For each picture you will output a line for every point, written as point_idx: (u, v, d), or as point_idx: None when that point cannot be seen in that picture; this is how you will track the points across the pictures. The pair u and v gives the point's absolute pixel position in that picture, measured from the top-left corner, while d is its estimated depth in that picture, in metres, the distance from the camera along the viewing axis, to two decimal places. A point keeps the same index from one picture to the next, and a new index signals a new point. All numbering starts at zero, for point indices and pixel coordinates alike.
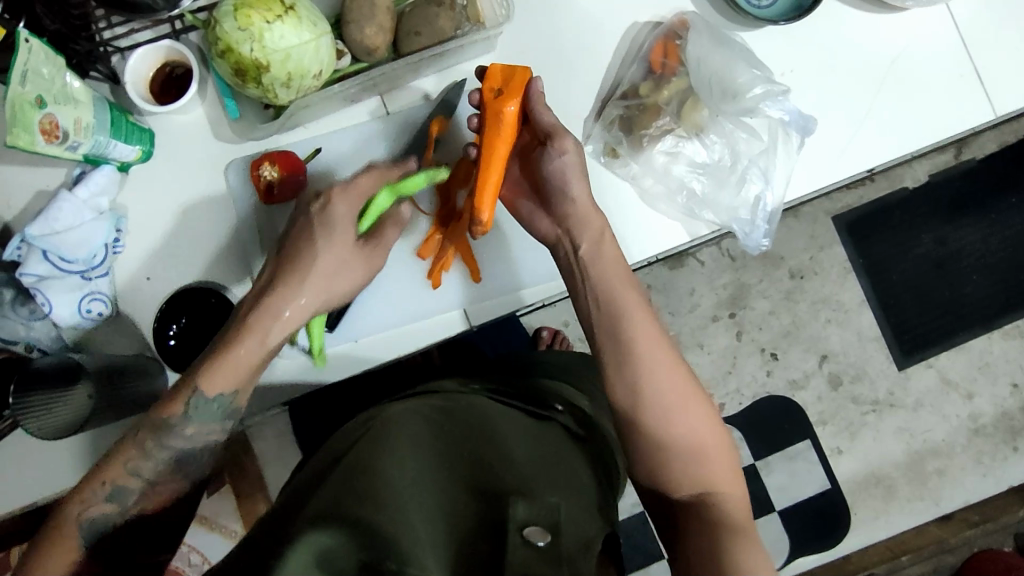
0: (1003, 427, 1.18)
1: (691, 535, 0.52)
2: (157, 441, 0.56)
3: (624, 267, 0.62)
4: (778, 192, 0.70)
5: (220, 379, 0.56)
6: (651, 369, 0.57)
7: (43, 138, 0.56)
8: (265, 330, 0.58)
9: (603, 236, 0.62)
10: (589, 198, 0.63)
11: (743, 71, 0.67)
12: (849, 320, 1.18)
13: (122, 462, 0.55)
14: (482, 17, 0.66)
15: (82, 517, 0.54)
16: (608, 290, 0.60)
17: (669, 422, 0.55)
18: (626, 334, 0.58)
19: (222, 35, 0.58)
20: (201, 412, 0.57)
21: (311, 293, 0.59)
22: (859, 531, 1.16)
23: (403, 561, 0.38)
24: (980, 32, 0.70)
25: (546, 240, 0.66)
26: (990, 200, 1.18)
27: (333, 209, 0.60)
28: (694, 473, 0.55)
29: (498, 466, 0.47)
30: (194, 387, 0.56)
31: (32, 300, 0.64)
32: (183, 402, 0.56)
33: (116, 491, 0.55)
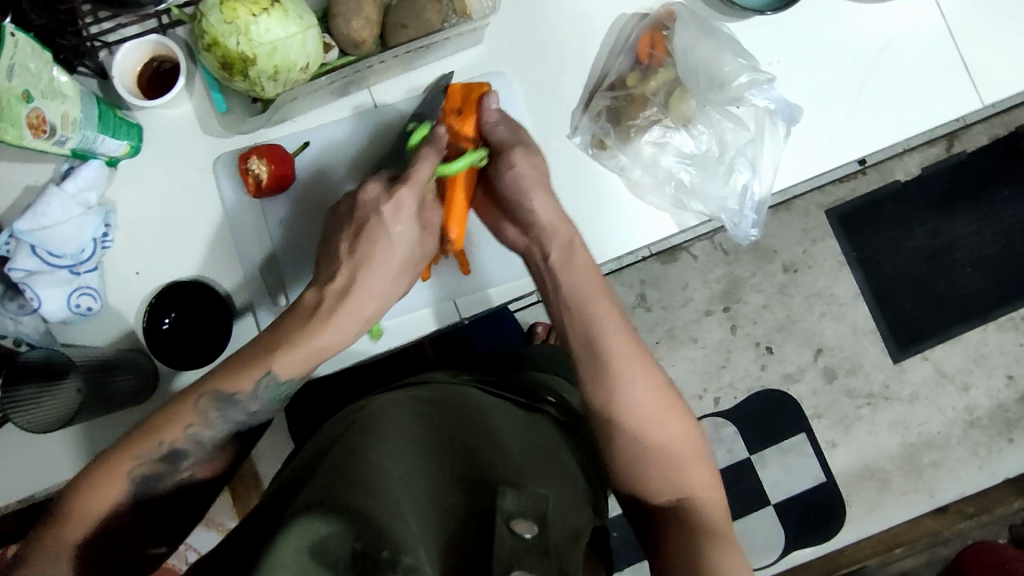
0: (997, 419, 1.18)
1: (670, 533, 0.51)
2: (220, 410, 0.55)
3: (597, 275, 0.60)
4: (765, 182, 0.70)
5: (294, 368, 0.56)
6: (622, 380, 0.56)
7: (30, 133, 0.56)
8: (337, 328, 0.57)
9: (572, 243, 0.61)
10: (554, 206, 0.61)
11: (729, 60, 0.67)
12: (843, 313, 1.18)
13: (182, 424, 0.53)
14: (469, 9, 0.66)
15: (131, 473, 0.52)
16: (578, 298, 0.59)
17: (644, 428, 0.55)
18: (599, 344, 0.57)
19: (208, 28, 0.58)
20: (268, 393, 0.56)
21: (381, 290, 0.59)
22: (855, 524, 1.16)
23: (397, 550, 0.37)
24: (967, 23, 0.70)
25: (516, 247, 0.64)
26: (982, 192, 1.18)
27: (406, 208, 0.58)
28: (672, 478, 0.55)
29: (488, 458, 0.47)
30: (268, 370, 0.55)
31: (21, 295, 0.64)
32: (252, 382, 0.55)
33: (172, 453, 0.53)
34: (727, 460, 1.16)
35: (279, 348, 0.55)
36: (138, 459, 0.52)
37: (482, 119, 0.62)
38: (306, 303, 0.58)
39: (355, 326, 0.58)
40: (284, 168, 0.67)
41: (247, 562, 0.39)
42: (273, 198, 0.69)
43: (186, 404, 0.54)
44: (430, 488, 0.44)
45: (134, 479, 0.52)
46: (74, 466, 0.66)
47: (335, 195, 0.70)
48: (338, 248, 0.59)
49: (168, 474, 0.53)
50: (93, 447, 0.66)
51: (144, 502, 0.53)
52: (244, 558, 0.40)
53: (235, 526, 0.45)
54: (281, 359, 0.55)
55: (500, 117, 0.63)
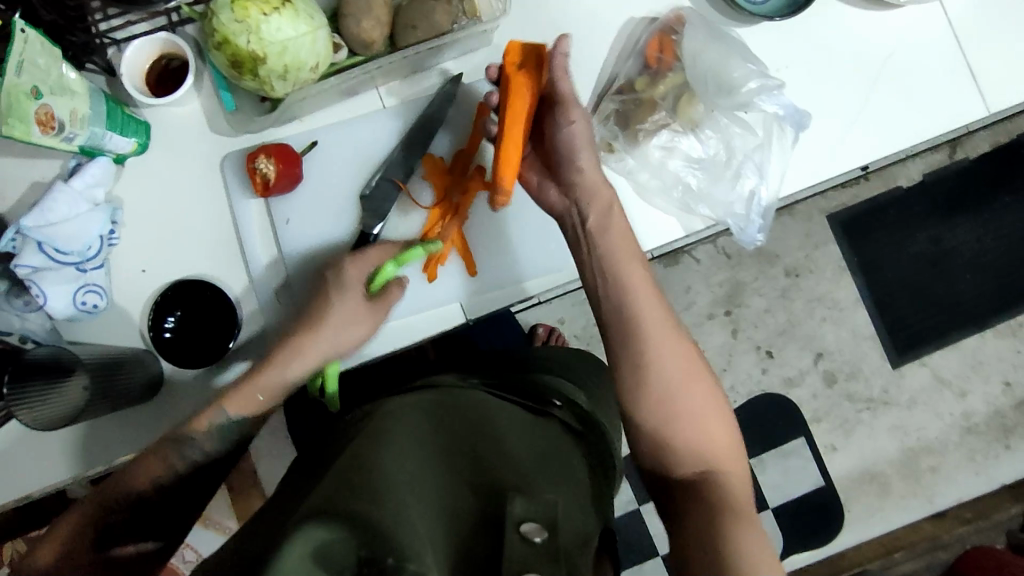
0: (995, 425, 1.19)
1: (689, 504, 0.51)
2: (181, 454, 0.58)
3: (633, 243, 0.63)
4: (773, 187, 0.70)
5: (242, 404, 0.60)
6: (657, 343, 0.58)
7: (40, 129, 0.56)
8: (289, 364, 0.62)
9: (612, 207, 0.63)
10: (598, 171, 0.64)
11: (738, 65, 0.67)
12: (844, 318, 1.18)
13: (145, 473, 0.56)
14: (479, 11, 0.66)
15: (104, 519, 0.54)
16: (615, 261, 0.61)
17: (673, 396, 0.56)
18: (630, 306, 0.59)
19: (219, 26, 0.58)
20: (220, 431, 0.60)
21: (330, 343, 0.62)
22: (853, 528, 1.16)
23: (402, 557, 0.37)
24: (974, 31, 0.70)
25: (553, 213, 0.66)
26: (983, 199, 1.18)
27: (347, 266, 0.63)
28: (695, 452, 0.54)
29: (497, 464, 0.47)
30: (218, 406, 0.60)
31: (27, 292, 0.64)
32: (207, 423, 0.59)
33: (140, 495, 0.56)
34: None
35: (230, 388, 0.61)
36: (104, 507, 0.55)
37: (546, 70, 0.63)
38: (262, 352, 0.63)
39: (305, 368, 0.62)
40: (293, 168, 0.67)
41: (253, 569, 0.39)
42: (280, 198, 0.69)
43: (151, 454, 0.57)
44: (439, 494, 0.44)
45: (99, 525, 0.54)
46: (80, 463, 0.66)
47: (343, 195, 0.70)
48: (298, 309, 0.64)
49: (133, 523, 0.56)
50: (98, 444, 0.66)
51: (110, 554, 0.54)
52: (250, 564, 0.40)
53: (233, 533, 0.46)
54: (231, 397, 0.60)
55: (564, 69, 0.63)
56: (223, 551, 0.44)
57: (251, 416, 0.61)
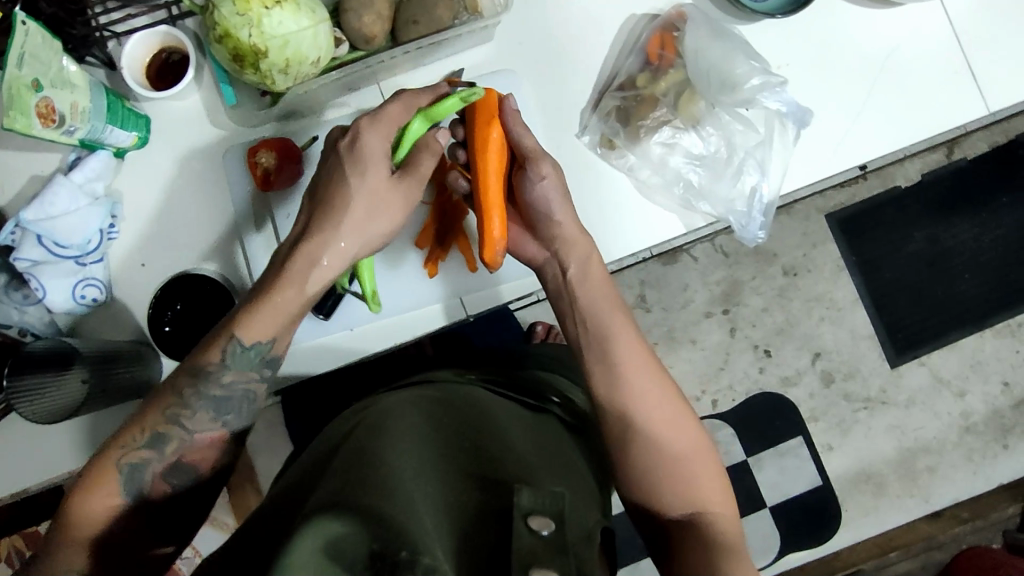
0: (993, 425, 1.19)
1: (685, 547, 0.50)
2: (198, 386, 0.54)
3: (612, 289, 0.62)
4: (773, 185, 0.70)
5: (258, 323, 0.55)
6: (637, 389, 0.57)
7: (40, 122, 0.56)
8: (308, 276, 0.57)
9: (591, 257, 0.63)
10: (574, 220, 0.63)
11: (742, 62, 0.67)
12: (842, 317, 1.18)
13: (162, 407, 0.53)
14: (480, 7, 0.66)
15: (120, 464, 0.52)
16: (595, 306, 0.61)
17: (655, 438, 0.55)
18: (612, 341, 0.59)
19: (220, 20, 0.57)
20: (241, 359, 0.55)
21: (349, 232, 0.58)
22: (850, 527, 1.16)
23: (415, 551, 0.37)
24: (974, 31, 0.71)
25: (534, 265, 0.65)
26: (982, 200, 1.19)
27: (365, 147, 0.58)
28: (683, 494, 0.54)
29: (499, 458, 0.47)
30: (232, 335, 0.54)
31: (25, 286, 0.64)
32: (221, 350, 0.54)
33: (156, 438, 0.53)
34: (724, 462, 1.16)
35: (240, 313, 0.55)
36: (123, 447, 0.52)
37: (505, 123, 0.62)
38: (278, 257, 0.58)
39: (316, 269, 0.57)
40: (294, 163, 0.67)
41: (262, 563, 0.39)
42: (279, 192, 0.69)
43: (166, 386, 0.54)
44: (443, 487, 0.44)
45: (122, 465, 0.51)
46: (77, 458, 0.66)
47: None
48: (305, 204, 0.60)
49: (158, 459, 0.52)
50: (95, 440, 0.66)
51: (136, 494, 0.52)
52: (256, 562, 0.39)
53: (230, 538, 0.45)
54: (244, 320, 0.55)
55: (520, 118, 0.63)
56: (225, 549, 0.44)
57: (270, 332, 0.55)
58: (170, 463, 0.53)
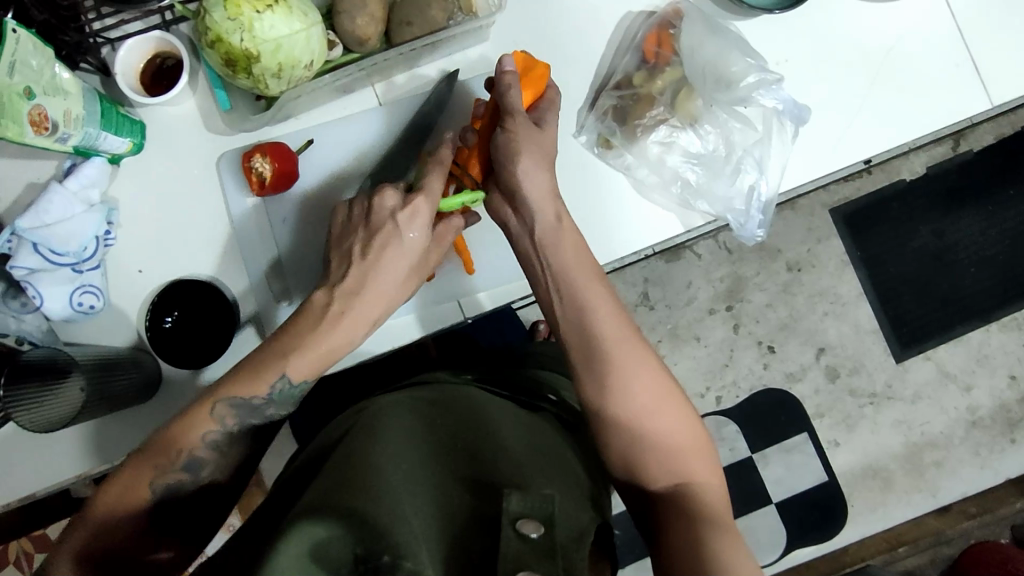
0: (1000, 419, 1.18)
1: (665, 523, 0.49)
2: (237, 415, 0.54)
3: (589, 257, 0.60)
4: (772, 183, 0.69)
5: (308, 370, 0.55)
6: (622, 369, 0.55)
7: (32, 130, 0.56)
8: (346, 332, 0.57)
9: (560, 219, 0.61)
10: (541, 183, 0.61)
11: (736, 59, 0.67)
12: (846, 312, 1.18)
13: (199, 432, 0.53)
14: (475, 7, 0.65)
15: (154, 484, 0.51)
16: (564, 274, 0.59)
17: (641, 416, 0.54)
18: (591, 320, 0.57)
19: (212, 25, 0.57)
20: (284, 395, 0.55)
21: (390, 293, 0.59)
22: (856, 523, 1.16)
23: (398, 555, 0.38)
24: (976, 23, 0.70)
25: (499, 219, 0.63)
26: (988, 192, 1.17)
27: (420, 218, 0.60)
28: (671, 465, 0.53)
29: (493, 459, 0.47)
30: (282, 373, 0.54)
31: (23, 293, 0.64)
32: (268, 385, 0.54)
33: (191, 461, 0.52)
34: (729, 459, 1.16)
35: (293, 353, 0.55)
36: (157, 469, 0.51)
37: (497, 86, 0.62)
38: (316, 303, 0.58)
39: (365, 327, 0.58)
40: (289, 167, 0.67)
41: (247, 563, 0.39)
42: (275, 196, 0.69)
43: (202, 410, 0.53)
44: (435, 488, 0.44)
45: (155, 488, 0.51)
46: (80, 462, 0.66)
47: (339, 195, 0.70)
48: (351, 248, 0.59)
49: (188, 483, 0.53)
50: (94, 446, 0.66)
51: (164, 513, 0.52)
52: (244, 561, 0.39)
53: (240, 528, 0.45)
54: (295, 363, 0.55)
55: (511, 84, 0.61)
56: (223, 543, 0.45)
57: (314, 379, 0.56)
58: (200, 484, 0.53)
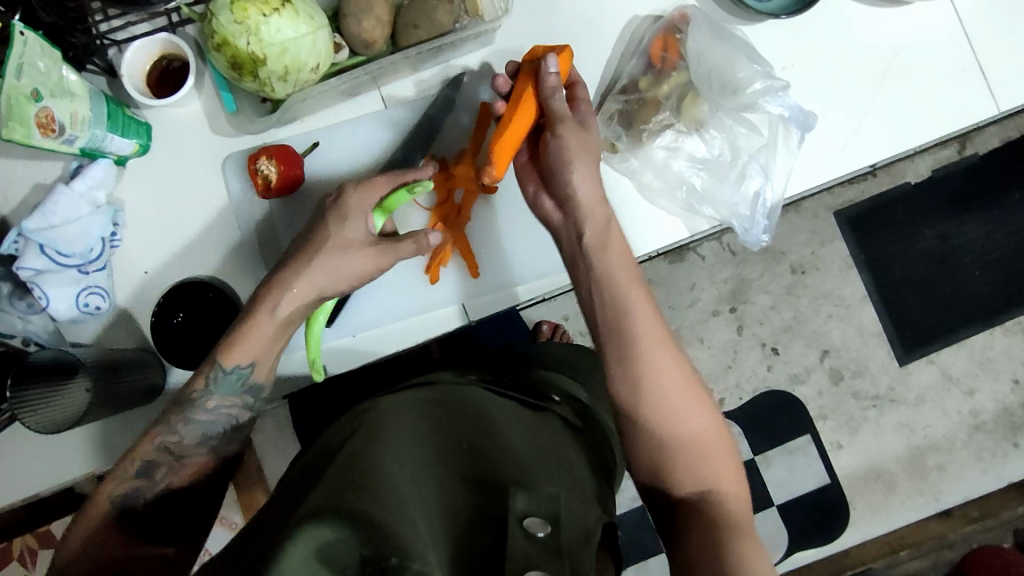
0: (1003, 423, 1.18)
1: (688, 525, 0.50)
2: (181, 414, 0.57)
3: (631, 262, 0.60)
4: (777, 188, 0.70)
5: (241, 353, 0.58)
6: (655, 368, 0.55)
7: (39, 132, 0.56)
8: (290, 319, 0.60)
9: (608, 226, 0.61)
10: (593, 186, 0.61)
11: (743, 66, 0.67)
12: (850, 315, 1.17)
13: (148, 437, 0.57)
14: (481, 10, 0.66)
15: (110, 495, 0.54)
16: (610, 279, 0.59)
17: (671, 420, 0.55)
18: (629, 319, 0.57)
19: (219, 28, 0.57)
20: (223, 385, 0.59)
21: (338, 273, 0.60)
22: (858, 526, 1.16)
23: (406, 556, 0.36)
24: (983, 28, 0.69)
25: (546, 222, 0.64)
26: (993, 196, 1.17)
27: (348, 203, 0.61)
28: (697, 470, 0.53)
29: (497, 456, 0.47)
30: (215, 363, 0.58)
31: (29, 294, 0.64)
32: (203, 378, 0.58)
33: (144, 467, 0.56)
34: None
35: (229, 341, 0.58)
36: (114, 481, 0.55)
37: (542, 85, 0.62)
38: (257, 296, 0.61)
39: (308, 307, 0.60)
40: (294, 170, 0.67)
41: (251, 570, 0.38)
42: (281, 198, 0.69)
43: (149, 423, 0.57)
44: (437, 491, 0.44)
45: (113, 498, 0.54)
46: (86, 462, 0.66)
47: None
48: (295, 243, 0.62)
49: (147, 488, 0.55)
50: (99, 446, 0.66)
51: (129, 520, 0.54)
52: (250, 566, 0.39)
53: (240, 534, 0.45)
54: (228, 348, 0.58)
55: (557, 83, 0.62)
56: (228, 545, 0.44)
57: (251, 361, 0.59)
58: (159, 489, 0.56)
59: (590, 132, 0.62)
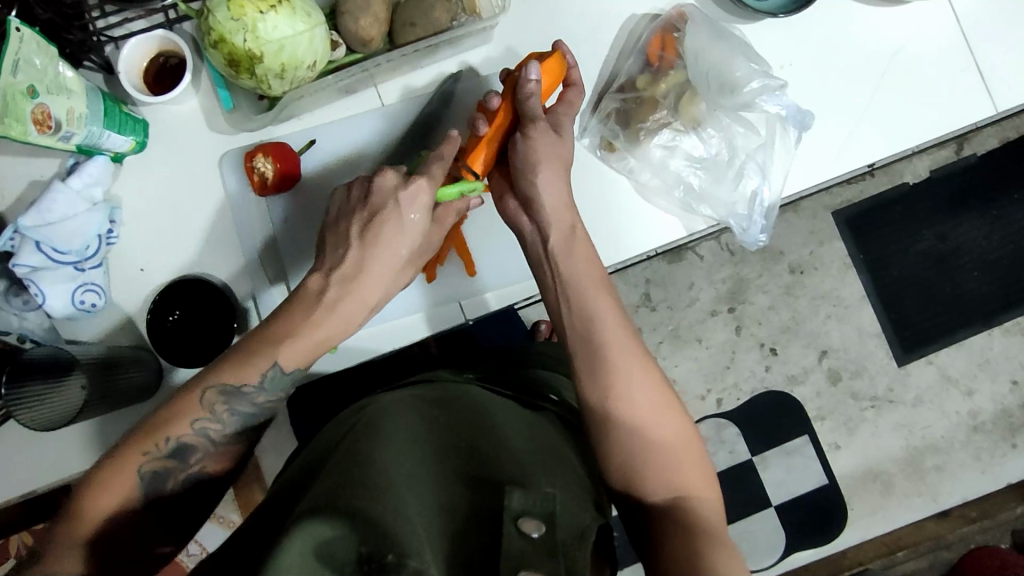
0: (1002, 424, 1.18)
1: (662, 535, 0.49)
2: (227, 401, 0.54)
3: (597, 269, 0.62)
4: (775, 187, 0.69)
5: (300, 357, 0.56)
6: (622, 374, 0.56)
7: (35, 129, 0.56)
8: (339, 320, 0.58)
9: (574, 231, 0.62)
10: (559, 190, 0.62)
11: (741, 65, 0.67)
12: (848, 315, 1.17)
13: (189, 417, 0.52)
14: (478, 8, 0.66)
15: (141, 470, 0.51)
16: (575, 288, 0.60)
17: (639, 428, 0.54)
18: (597, 323, 0.58)
19: (215, 25, 0.57)
20: (275, 382, 0.56)
21: (388, 273, 0.61)
22: (856, 527, 1.16)
23: (403, 553, 0.37)
24: (982, 28, 0.69)
25: (513, 225, 0.65)
26: (992, 196, 1.17)
27: (418, 198, 0.60)
28: (662, 476, 0.53)
29: (495, 455, 0.47)
30: (274, 362, 0.55)
31: (25, 291, 0.65)
32: (259, 373, 0.54)
33: (179, 448, 0.52)
34: (729, 461, 1.16)
35: (285, 339, 0.56)
36: (145, 455, 0.51)
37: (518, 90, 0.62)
38: (309, 289, 0.58)
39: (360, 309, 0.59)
40: (290, 167, 0.67)
41: (250, 567, 0.38)
42: (278, 195, 0.69)
43: (192, 397, 0.53)
44: (436, 487, 0.44)
45: (142, 475, 0.51)
46: (81, 459, 0.66)
47: None
48: (349, 229, 0.60)
49: (177, 470, 0.52)
50: (94, 443, 0.66)
51: (151, 502, 0.52)
52: (247, 564, 0.39)
53: (234, 533, 0.45)
54: (289, 349, 0.56)
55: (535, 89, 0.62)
56: (227, 540, 0.44)
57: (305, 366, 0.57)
58: (189, 472, 0.53)
59: (565, 142, 0.64)
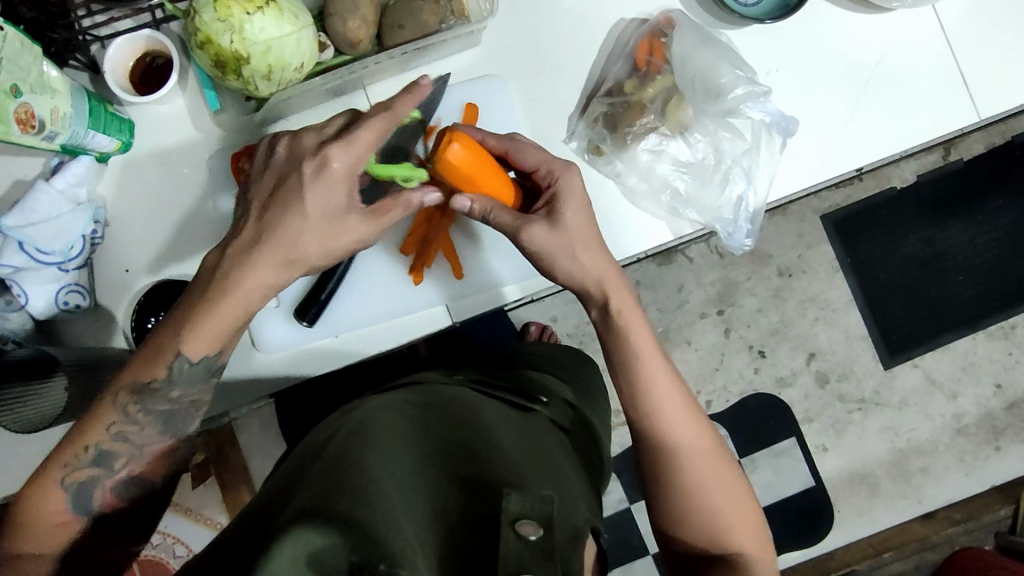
0: (986, 427, 1.19)
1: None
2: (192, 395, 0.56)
3: (650, 335, 0.63)
4: (760, 193, 0.70)
5: (204, 346, 0.54)
6: (669, 437, 0.60)
7: (19, 128, 0.55)
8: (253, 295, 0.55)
9: (621, 311, 0.63)
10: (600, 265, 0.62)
11: (725, 71, 0.67)
12: (835, 318, 1.18)
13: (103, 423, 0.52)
14: (467, 11, 0.66)
15: (64, 481, 0.51)
16: (632, 357, 0.62)
17: (687, 488, 0.58)
18: (642, 391, 0.61)
19: (201, 26, 0.57)
20: (185, 376, 0.54)
21: (318, 242, 0.56)
22: (843, 528, 1.17)
23: (394, 563, 0.36)
24: (965, 37, 0.70)
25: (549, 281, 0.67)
26: (976, 200, 1.18)
27: (324, 164, 0.56)
28: (709, 530, 0.57)
29: (488, 461, 0.46)
30: (176, 352, 0.53)
31: (7, 291, 0.63)
32: (164, 367, 0.53)
33: (100, 455, 0.53)
34: None
35: (184, 330, 0.53)
36: (65, 467, 0.51)
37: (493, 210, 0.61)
38: (211, 263, 0.56)
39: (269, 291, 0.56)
40: None
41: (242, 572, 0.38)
42: None
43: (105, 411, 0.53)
44: (427, 496, 0.43)
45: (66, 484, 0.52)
46: None
47: None
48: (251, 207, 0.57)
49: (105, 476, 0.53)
50: None
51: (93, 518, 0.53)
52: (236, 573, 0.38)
53: (212, 544, 0.44)
54: (190, 339, 0.53)
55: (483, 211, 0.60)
56: (207, 552, 0.43)
57: (211, 352, 0.55)
58: (118, 477, 0.54)
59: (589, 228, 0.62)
